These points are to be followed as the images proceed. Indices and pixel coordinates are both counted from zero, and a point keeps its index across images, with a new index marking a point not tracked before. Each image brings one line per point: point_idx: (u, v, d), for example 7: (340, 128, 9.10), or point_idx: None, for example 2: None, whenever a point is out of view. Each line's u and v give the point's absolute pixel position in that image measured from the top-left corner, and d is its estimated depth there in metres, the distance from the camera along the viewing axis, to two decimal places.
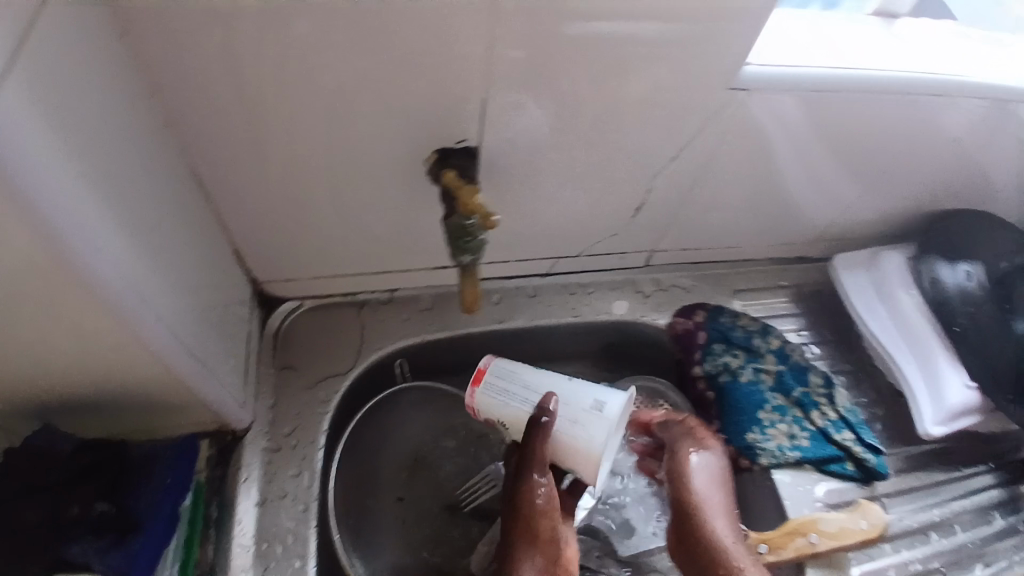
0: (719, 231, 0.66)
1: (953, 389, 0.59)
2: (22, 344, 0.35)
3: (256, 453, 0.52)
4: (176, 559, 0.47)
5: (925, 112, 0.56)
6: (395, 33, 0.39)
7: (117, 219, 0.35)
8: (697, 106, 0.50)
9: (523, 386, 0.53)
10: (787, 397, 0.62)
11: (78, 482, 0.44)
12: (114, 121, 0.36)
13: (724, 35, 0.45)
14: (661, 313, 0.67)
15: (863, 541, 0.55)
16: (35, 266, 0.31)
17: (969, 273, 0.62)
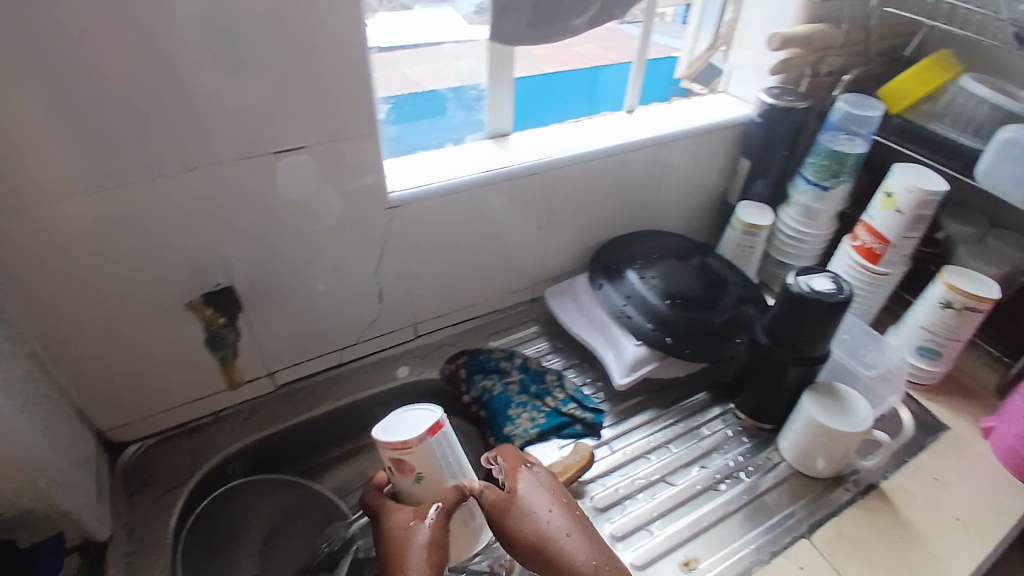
0: (454, 297, 0.91)
1: (628, 349, 0.85)
2: None
3: (119, 556, 0.68)
4: None
5: (533, 182, 0.87)
6: (144, 227, 0.64)
7: None
8: (377, 219, 0.77)
9: (452, 452, 0.67)
10: (530, 394, 0.85)
11: None
12: None
13: (362, 175, 0.72)
14: (433, 365, 0.90)
15: (580, 470, 0.75)
16: None
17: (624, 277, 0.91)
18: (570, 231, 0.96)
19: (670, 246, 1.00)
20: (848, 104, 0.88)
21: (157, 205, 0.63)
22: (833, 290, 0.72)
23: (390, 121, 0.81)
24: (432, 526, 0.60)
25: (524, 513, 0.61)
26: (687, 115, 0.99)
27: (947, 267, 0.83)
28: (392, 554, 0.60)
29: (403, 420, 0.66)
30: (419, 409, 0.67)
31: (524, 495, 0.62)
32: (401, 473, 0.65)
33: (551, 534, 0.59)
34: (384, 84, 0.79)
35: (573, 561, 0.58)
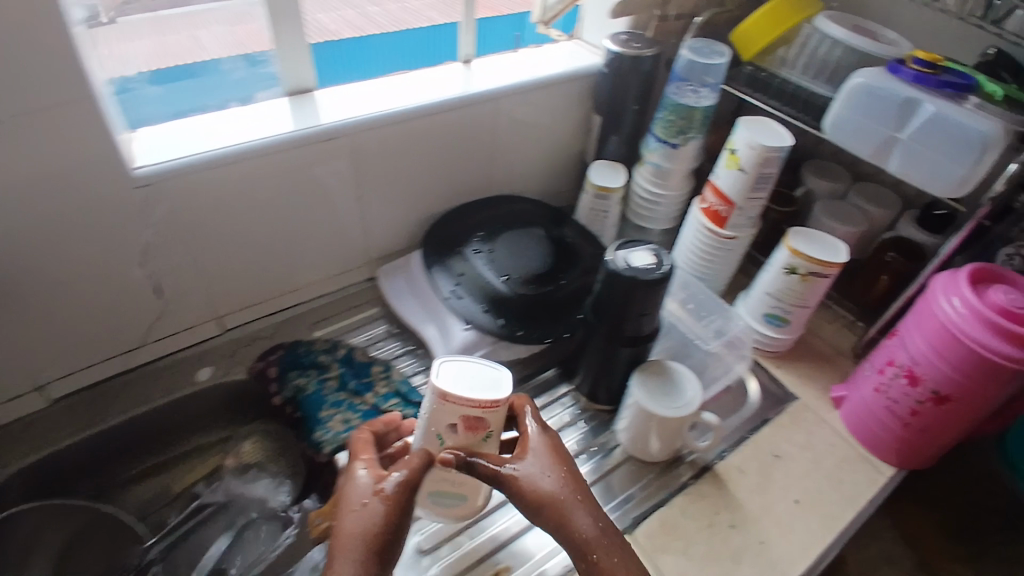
0: (261, 283, 0.82)
1: (455, 333, 0.77)
2: None
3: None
4: None
5: (334, 150, 0.77)
6: None
7: None
8: (127, 202, 0.66)
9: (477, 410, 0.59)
10: (348, 391, 0.77)
11: None
12: None
13: (92, 153, 0.61)
14: (237, 368, 0.81)
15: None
16: None
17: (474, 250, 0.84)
18: (398, 202, 0.86)
19: (515, 215, 0.93)
20: (691, 50, 0.80)
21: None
22: (652, 265, 0.65)
23: (150, 78, 0.72)
24: (376, 496, 0.52)
25: (533, 481, 0.56)
26: (527, 66, 0.89)
27: (792, 230, 0.77)
28: (337, 523, 0.52)
29: (472, 371, 0.55)
30: (491, 370, 0.57)
31: (531, 464, 0.57)
32: (469, 431, 0.55)
33: (563, 499, 0.56)
34: (126, 43, 0.70)
35: (582, 527, 0.55)
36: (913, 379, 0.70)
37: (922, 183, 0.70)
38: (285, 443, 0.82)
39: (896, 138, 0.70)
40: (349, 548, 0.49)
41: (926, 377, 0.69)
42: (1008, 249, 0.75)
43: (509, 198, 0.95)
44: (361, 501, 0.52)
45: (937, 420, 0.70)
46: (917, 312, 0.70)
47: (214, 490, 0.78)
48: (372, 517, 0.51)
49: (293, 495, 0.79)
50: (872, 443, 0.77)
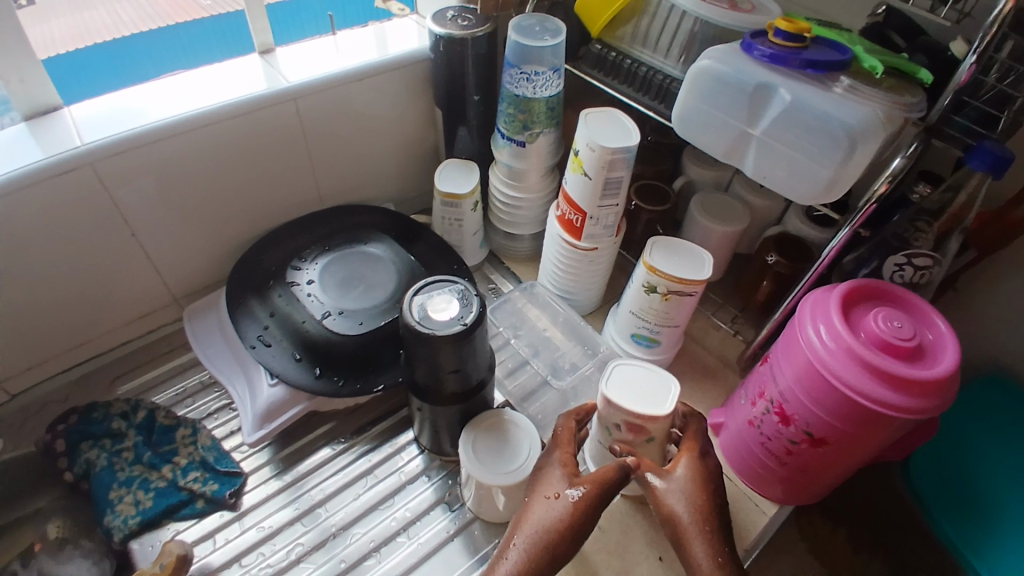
0: (51, 335, 0.70)
1: (263, 388, 0.66)
2: None
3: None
4: None
5: (103, 173, 0.63)
6: None
7: None
8: None
9: (636, 378, 0.61)
10: (142, 465, 0.65)
11: None
12: None
13: None
14: (25, 442, 0.69)
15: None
16: None
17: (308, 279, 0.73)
18: (207, 227, 0.74)
19: (358, 230, 0.80)
20: (519, 31, 0.68)
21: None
22: (452, 315, 0.54)
23: None
24: (575, 502, 0.52)
25: (673, 498, 0.55)
26: (347, 53, 0.75)
27: (650, 242, 0.66)
28: (528, 501, 0.54)
29: (638, 381, 0.60)
30: (657, 378, 0.61)
31: (675, 481, 0.56)
32: (633, 434, 0.59)
33: (695, 520, 0.53)
34: None
35: (698, 560, 0.52)
36: (784, 418, 0.60)
37: (787, 188, 0.58)
38: None
39: (750, 134, 0.59)
40: (525, 532, 0.52)
41: (797, 416, 0.59)
42: (898, 257, 0.62)
43: (352, 208, 0.82)
44: (553, 493, 0.54)
45: (815, 461, 0.61)
46: (786, 340, 0.60)
47: None
48: (557, 511, 0.52)
49: None
50: (754, 481, 0.67)
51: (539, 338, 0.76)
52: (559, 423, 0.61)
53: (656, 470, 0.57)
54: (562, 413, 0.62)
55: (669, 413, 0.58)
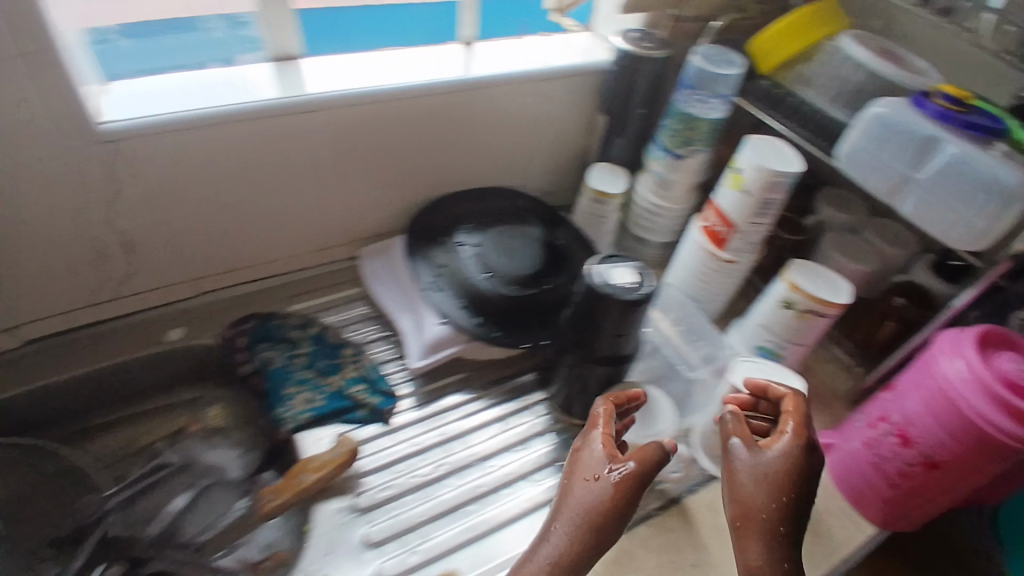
0: (245, 251, 0.80)
1: (430, 326, 0.75)
2: None
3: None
4: None
5: (323, 118, 0.74)
6: None
7: None
8: (93, 142, 0.64)
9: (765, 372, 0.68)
10: (316, 370, 0.75)
11: None
12: None
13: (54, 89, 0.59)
14: (205, 334, 0.78)
15: (341, 467, 0.66)
16: None
17: (467, 241, 0.82)
18: (388, 183, 0.84)
19: (508, 210, 0.88)
20: (704, 58, 0.77)
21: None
22: (632, 284, 0.61)
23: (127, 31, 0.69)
24: (612, 485, 0.58)
25: (749, 486, 0.60)
26: (533, 55, 0.86)
27: (793, 262, 0.73)
28: (567, 483, 0.60)
29: (765, 374, 0.67)
30: (782, 375, 0.68)
31: (751, 469, 0.60)
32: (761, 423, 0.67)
33: (761, 516, 0.58)
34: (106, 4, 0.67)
35: (755, 553, 0.58)
36: (905, 440, 0.65)
37: (936, 231, 0.65)
38: (252, 410, 0.81)
39: (913, 177, 0.66)
40: (570, 513, 0.58)
41: (920, 440, 0.64)
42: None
43: (508, 191, 0.91)
44: (593, 476, 0.59)
45: (927, 486, 0.65)
46: (917, 369, 0.65)
47: (175, 450, 0.78)
48: (601, 495, 0.58)
49: (253, 464, 0.78)
50: (858, 500, 0.72)
51: (669, 333, 0.80)
52: (596, 406, 0.65)
53: (746, 449, 0.61)
54: (600, 397, 0.66)
55: (805, 400, 0.64)
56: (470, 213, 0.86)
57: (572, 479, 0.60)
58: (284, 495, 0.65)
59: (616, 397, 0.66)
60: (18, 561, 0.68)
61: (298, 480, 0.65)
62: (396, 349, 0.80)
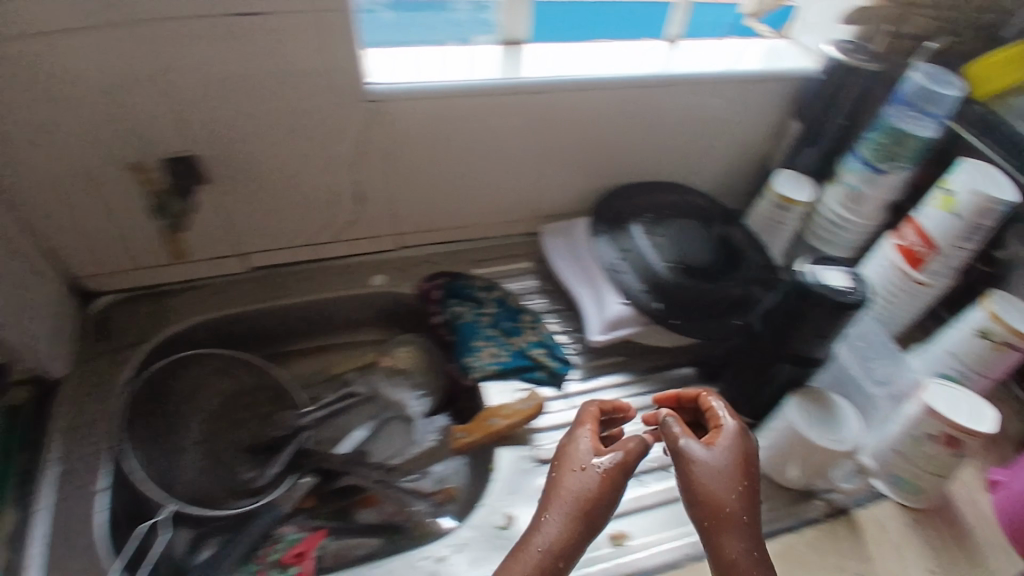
0: (445, 215, 0.87)
1: (611, 303, 0.78)
2: None
3: (58, 431, 0.69)
4: None
5: (546, 100, 0.78)
6: (121, 71, 0.60)
7: None
8: (355, 102, 0.69)
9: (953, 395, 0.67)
10: (499, 328, 0.81)
11: None
12: None
13: (338, 50, 0.65)
14: (407, 282, 0.86)
15: (527, 418, 0.72)
16: None
17: (635, 232, 0.82)
18: (579, 167, 0.88)
19: (687, 205, 0.90)
20: (926, 75, 0.78)
21: (58, 54, 0.57)
22: (847, 289, 0.64)
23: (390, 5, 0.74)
24: (605, 468, 0.58)
25: (720, 480, 0.58)
26: (738, 58, 0.88)
27: (995, 293, 0.72)
28: (557, 477, 0.60)
29: (952, 398, 0.67)
30: (974, 402, 0.67)
31: (710, 466, 0.59)
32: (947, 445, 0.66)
33: (731, 511, 0.56)
34: None
35: (736, 546, 0.55)
36: None
37: None
38: (431, 358, 0.88)
39: None
40: (565, 500, 0.57)
41: None
42: None
43: (685, 187, 0.94)
44: (580, 466, 0.59)
45: None
46: None
47: (362, 381, 0.87)
48: (588, 483, 0.58)
49: (430, 406, 0.86)
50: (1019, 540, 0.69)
51: (847, 355, 0.79)
52: (583, 408, 0.66)
53: (691, 449, 0.60)
54: (584, 403, 0.67)
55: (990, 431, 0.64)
56: (653, 203, 0.88)
57: (558, 470, 0.60)
58: (470, 436, 0.71)
59: (603, 404, 0.67)
60: (231, 460, 0.78)
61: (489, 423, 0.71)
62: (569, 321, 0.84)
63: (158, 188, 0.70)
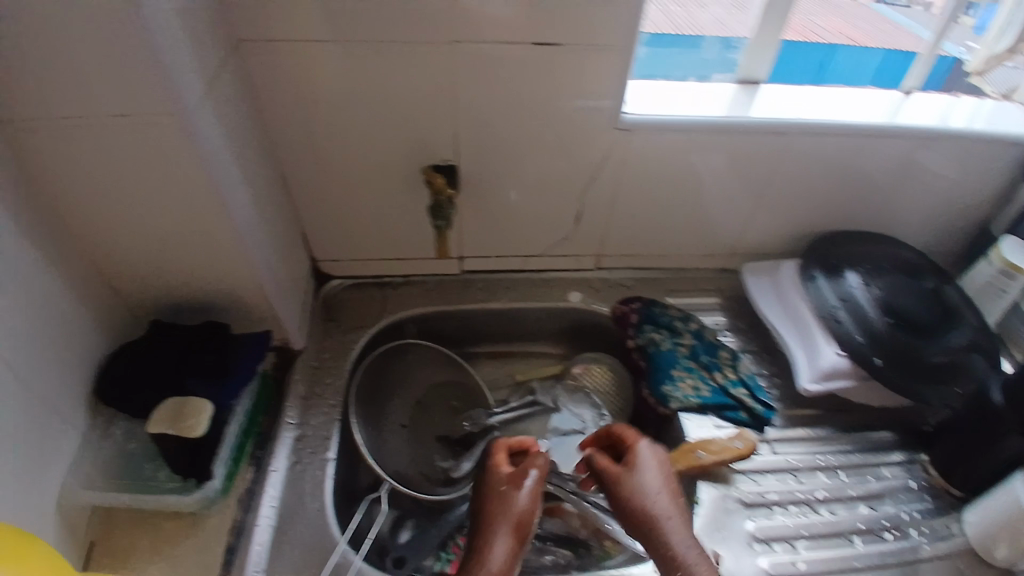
0: (649, 242, 0.89)
1: (826, 354, 0.77)
2: (215, 258, 0.63)
3: (296, 397, 0.75)
4: (228, 456, 0.64)
5: (786, 143, 0.77)
6: (415, 85, 0.66)
7: (245, 191, 0.62)
8: (606, 128, 0.73)
9: None
10: (697, 361, 0.81)
11: (210, 349, 0.66)
12: (239, 129, 0.61)
13: (606, 80, 0.68)
14: (605, 303, 0.89)
15: (738, 457, 0.71)
16: (204, 218, 0.59)
17: (853, 281, 0.81)
18: (794, 210, 0.87)
19: (905, 264, 0.86)
20: None
21: (380, 70, 0.65)
22: None
23: (649, 42, 0.78)
24: (533, 489, 0.65)
25: (640, 492, 0.63)
26: (974, 114, 0.83)
27: None
28: (488, 502, 0.65)
29: None
30: None
31: (639, 481, 0.64)
32: None
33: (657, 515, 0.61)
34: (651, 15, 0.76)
35: (675, 542, 0.59)
36: None
37: None
38: (620, 377, 0.88)
39: None
40: (510, 517, 0.63)
41: None
42: None
43: (899, 240, 0.90)
44: (502, 485, 0.66)
45: None
46: None
47: (546, 393, 0.89)
48: (524, 500, 0.64)
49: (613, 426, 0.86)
50: None
51: None
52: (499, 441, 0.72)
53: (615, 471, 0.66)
54: (498, 440, 0.72)
55: None
56: (871, 251, 0.85)
57: (507, 485, 0.66)
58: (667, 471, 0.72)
59: (518, 442, 0.72)
60: (428, 449, 0.82)
61: (698, 457, 0.71)
62: (767, 365, 0.84)
63: (438, 177, 0.73)
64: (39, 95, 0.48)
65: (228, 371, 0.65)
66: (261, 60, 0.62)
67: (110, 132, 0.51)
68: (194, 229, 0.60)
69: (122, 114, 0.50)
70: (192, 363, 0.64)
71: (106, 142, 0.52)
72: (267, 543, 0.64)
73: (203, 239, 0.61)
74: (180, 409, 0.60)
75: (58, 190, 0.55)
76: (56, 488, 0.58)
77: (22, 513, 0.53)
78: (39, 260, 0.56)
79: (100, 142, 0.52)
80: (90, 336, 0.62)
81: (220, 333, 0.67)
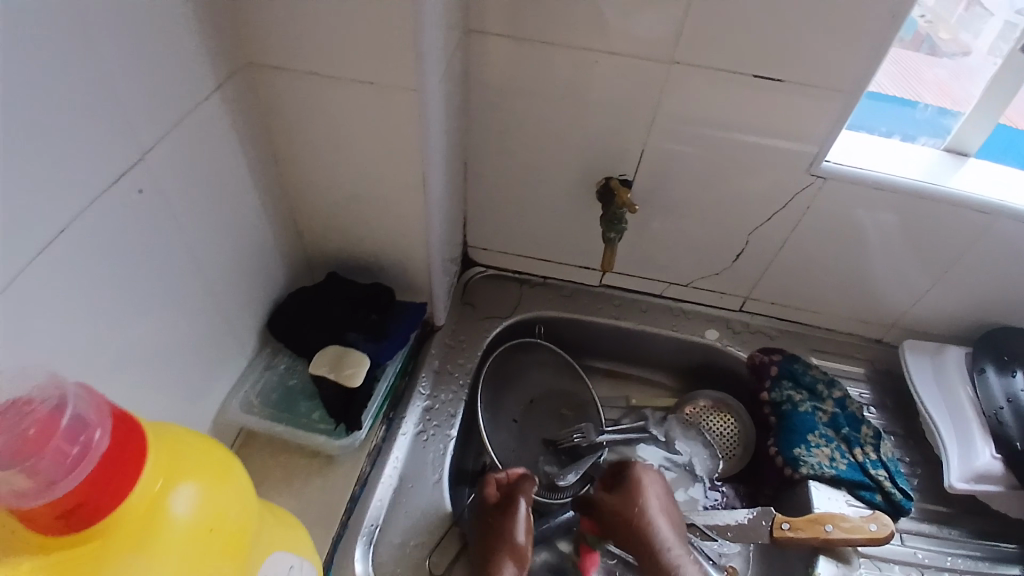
0: (807, 296, 0.85)
1: (982, 454, 0.72)
2: (399, 227, 0.66)
3: (430, 369, 0.77)
4: (374, 410, 0.67)
5: (991, 225, 0.71)
6: (617, 97, 0.67)
7: (443, 168, 0.65)
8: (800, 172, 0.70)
9: None
10: (836, 432, 0.77)
11: (372, 307, 0.69)
12: (451, 110, 0.64)
13: (815, 124, 0.66)
14: (743, 347, 0.86)
15: (869, 540, 0.67)
16: (404, 189, 0.62)
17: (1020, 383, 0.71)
18: (983, 300, 0.79)
19: None
20: None
21: (591, 75, 0.66)
22: None
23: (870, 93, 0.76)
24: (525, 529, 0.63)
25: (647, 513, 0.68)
26: None
27: None
28: (483, 532, 0.62)
29: None
30: None
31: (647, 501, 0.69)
32: None
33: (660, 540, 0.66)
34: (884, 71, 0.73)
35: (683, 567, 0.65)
36: None
37: None
38: (744, 420, 0.83)
39: None
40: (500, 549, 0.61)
41: None
42: None
43: None
44: (494, 513, 0.63)
45: None
46: None
47: (660, 424, 0.85)
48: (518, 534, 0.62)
49: (724, 471, 0.82)
50: None
51: None
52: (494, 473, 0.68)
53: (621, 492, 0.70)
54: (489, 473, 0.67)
55: None
56: None
57: (498, 517, 0.63)
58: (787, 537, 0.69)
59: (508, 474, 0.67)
60: (533, 449, 0.80)
61: (826, 531, 0.68)
62: (909, 450, 0.79)
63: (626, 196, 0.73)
64: (300, 47, 0.52)
65: (384, 332, 0.68)
66: (483, 48, 0.66)
67: (348, 94, 0.55)
68: (391, 198, 0.63)
69: (370, 79, 0.53)
70: (357, 318, 0.67)
71: (340, 101, 0.56)
72: (386, 501, 0.65)
73: (395, 208, 0.64)
74: (342, 357, 0.64)
75: (282, 136, 0.60)
76: (217, 403, 0.62)
77: (194, 417, 0.59)
78: (251, 196, 0.60)
79: (335, 100, 0.56)
80: (272, 271, 0.66)
81: (383, 295, 0.70)
